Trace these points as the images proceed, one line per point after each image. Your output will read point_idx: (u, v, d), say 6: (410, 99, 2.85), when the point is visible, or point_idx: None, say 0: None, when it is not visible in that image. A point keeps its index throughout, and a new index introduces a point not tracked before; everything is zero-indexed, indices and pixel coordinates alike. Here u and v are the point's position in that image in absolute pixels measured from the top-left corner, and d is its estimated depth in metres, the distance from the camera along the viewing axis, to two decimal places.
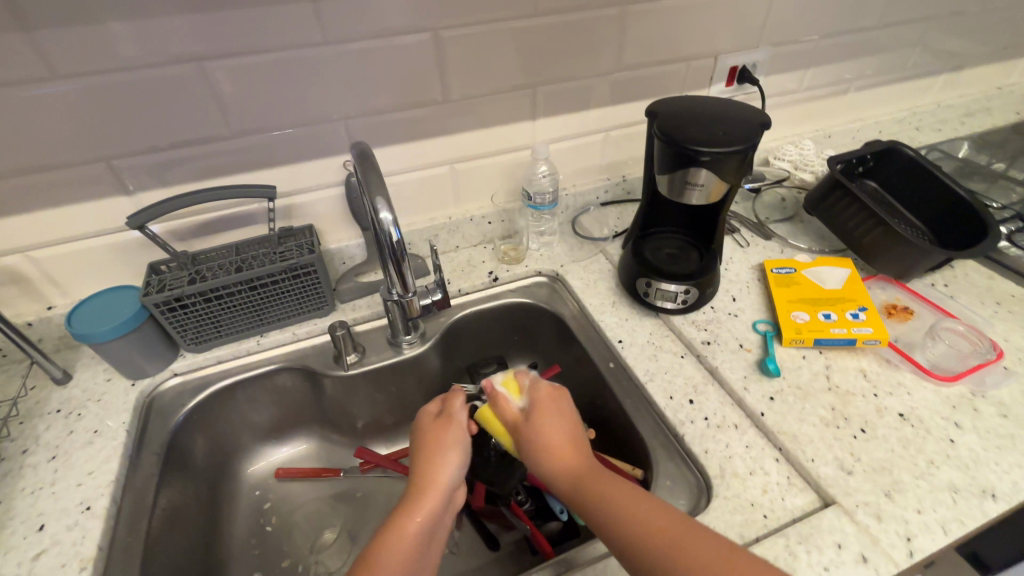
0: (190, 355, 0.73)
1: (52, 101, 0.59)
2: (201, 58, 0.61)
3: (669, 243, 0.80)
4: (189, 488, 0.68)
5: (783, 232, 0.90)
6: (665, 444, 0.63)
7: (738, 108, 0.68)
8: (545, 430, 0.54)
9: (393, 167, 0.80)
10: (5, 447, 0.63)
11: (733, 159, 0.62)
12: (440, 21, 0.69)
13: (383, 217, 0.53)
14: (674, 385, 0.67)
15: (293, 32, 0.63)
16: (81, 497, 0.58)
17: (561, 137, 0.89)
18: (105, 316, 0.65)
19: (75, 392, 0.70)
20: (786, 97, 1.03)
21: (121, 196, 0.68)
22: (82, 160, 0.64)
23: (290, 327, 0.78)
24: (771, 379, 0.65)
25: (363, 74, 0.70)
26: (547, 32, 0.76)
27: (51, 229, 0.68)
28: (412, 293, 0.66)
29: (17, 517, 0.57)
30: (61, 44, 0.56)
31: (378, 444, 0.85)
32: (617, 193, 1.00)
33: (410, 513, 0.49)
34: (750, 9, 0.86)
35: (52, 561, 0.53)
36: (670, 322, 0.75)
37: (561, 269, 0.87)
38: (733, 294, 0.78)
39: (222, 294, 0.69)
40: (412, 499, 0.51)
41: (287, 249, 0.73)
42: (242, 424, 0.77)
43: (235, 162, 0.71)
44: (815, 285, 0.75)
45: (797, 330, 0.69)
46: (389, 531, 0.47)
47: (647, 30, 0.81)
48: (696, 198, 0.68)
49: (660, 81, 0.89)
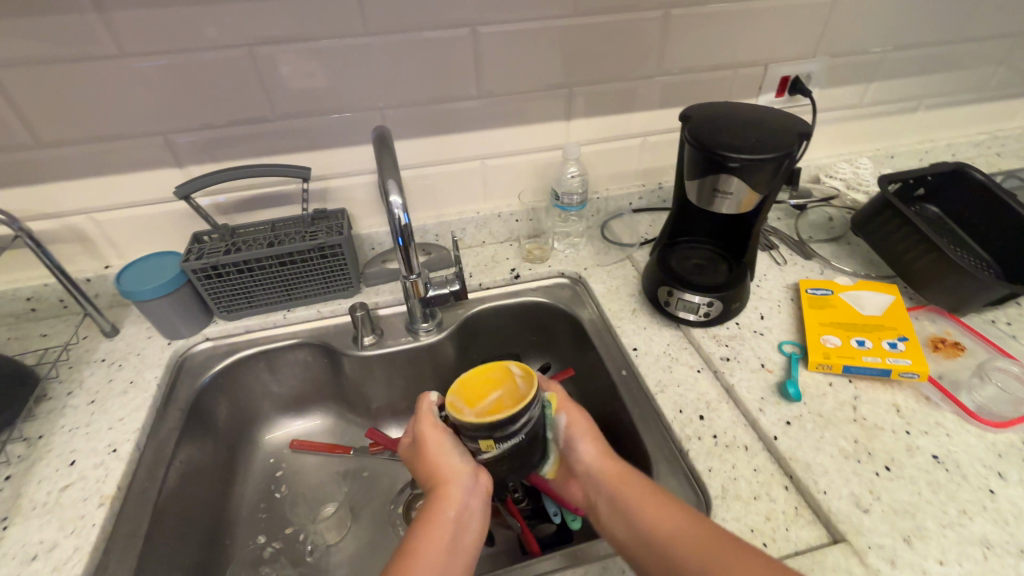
0: (222, 322, 0.78)
1: (120, 77, 0.65)
2: (251, 43, 0.66)
3: (697, 253, 0.77)
4: (208, 446, 0.72)
5: (827, 253, 0.85)
6: (669, 457, 0.60)
7: (778, 116, 0.65)
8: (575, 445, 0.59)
9: (426, 158, 0.82)
10: (54, 387, 0.70)
11: (767, 168, 0.59)
12: (479, 17, 0.70)
13: (393, 201, 0.54)
14: (685, 398, 0.64)
15: (337, 22, 0.67)
16: (109, 440, 0.63)
17: (596, 139, 0.88)
18: (149, 277, 0.71)
19: (119, 345, 0.76)
20: (844, 112, 0.97)
21: (174, 168, 0.74)
22: (143, 133, 0.70)
23: (315, 305, 0.81)
24: (790, 404, 0.62)
25: (401, 65, 0.72)
26: (587, 32, 0.76)
27: (112, 194, 0.74)
28: (415, 274, 0.69)
29: (53, 450, 0.62)
30: (131, 24, 0.62)
31: (389, 427, 0.87)
32: (652, 201, 0.98)
33: (430, 517, 0.51)
34: (806, 17, 0.82)
35: (76, 494, 0.58)
36: (689, 334, 0.72)
37: (584, 272, 0.85)
38: (762, 311, 0.74)
39: (254, 266, 0.73)
40: (427, 506, 0.52)
41: (318, 229, 0.76)
42: (264, 392, 0.81)
43: (277, 143, 0.75)
44: (852, 310, 0.70)
45: (825, 355, 0.64)
46: (417, 540, 0.49)
47: (692, 34, 0.79)
48: (726, 208, 0.65)
49: (704, 88, 0.87)
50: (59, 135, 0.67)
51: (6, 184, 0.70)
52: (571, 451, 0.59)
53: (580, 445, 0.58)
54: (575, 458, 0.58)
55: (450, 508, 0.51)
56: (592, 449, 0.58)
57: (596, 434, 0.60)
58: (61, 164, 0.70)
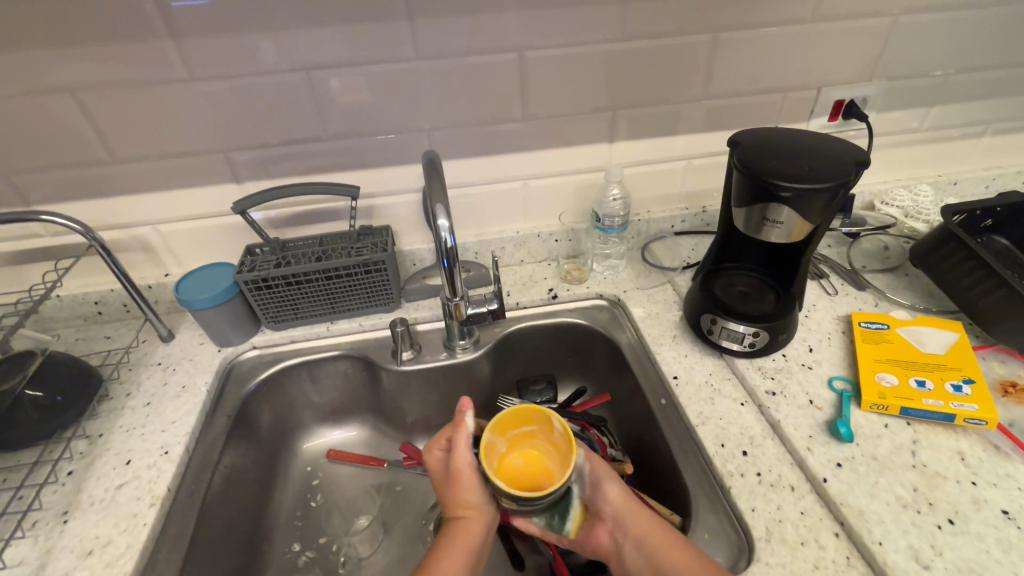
0: (270, 332, 0.81)
1: (190, 99, 0.69)
2: (309, 68, 0.69)
3: (743, 280, 0.75)
4: (251, 452, 0.75)
5: (882, 283, 0.81)
6: (710, 493, 0.58)
7: (833, 144, 0.63)
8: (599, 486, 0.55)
9: (469, 178, 0.84)
10: (115, 387, 0.74)
11: (821, 197, 0.57)
12: (527, 42, 0.72)
13: (440, 223, 0.56)
14: (727, 432, 0.62)
15: (391, 48, 0.69)
16: (161, 442, 0.66)
17: (640, 162, 0.88)
18: (205, 287, 0.74)
19: (174, 349, 0.80)
20: (902, 136, 0.93)
21: (233, 184, 0.78)
22: (207, 151, 0.74)
23: (357, 319, 0.83)
24: (841, 444, 0.59)
25: (449, 89, 0.74)
26: (633, 56, 0.76)
27: (176, 208, 0.79)
28: (458, 297, 0.70)
29: (111, 449, 0.66)
30: (203, 51, 0.66)
31: (423, 442, 0.88)
32: (695, 224, 0.96)
33: (460, 528, 0.53)
34: (862, 40, 0.80)
35: (130, 493, 0.61)
36: (732, 365, 0.70)
37: (623, 294, 0.85)
38: (810, 344, 0.71)
39: (302, 280, 0.76)
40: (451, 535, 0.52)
41: (363, 246, 0.79)
42: (304, 401, 0.83)
43: (329, 162, 0.78)
44: (911, 346, 0.66)
45: (881, 394, 0.61)
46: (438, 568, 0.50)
47: (741, 57, 0.78)
48: (775, 236, 0.63)
49: (753, 111, 0.85)
50: (132, 152, 0.72)
51: (83, 196, 0.75)
52: (596, 493, 0.55)
53: (607, 487, 0.56)
54: (603, 503, 0.55)
55: (476, 540, 0.52)
56: (619, 491, 0.55)
57: (621, 480, 0.57)
58: (132, 179, 0.75)
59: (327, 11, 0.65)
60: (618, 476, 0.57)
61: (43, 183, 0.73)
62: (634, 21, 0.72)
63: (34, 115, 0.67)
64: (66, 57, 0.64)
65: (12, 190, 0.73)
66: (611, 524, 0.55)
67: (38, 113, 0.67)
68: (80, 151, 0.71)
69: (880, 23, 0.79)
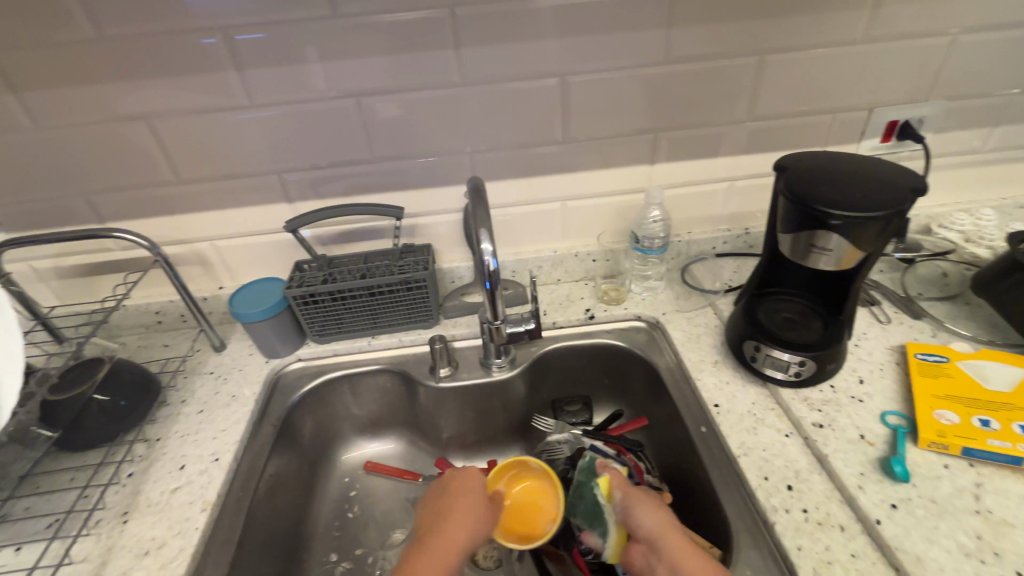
0: (314, 345, 0.84)
1: (250, 125, 0.74)
2: (360, 94, 0.72)
3: (788, 306, 0.73)
4: (294, 461, 0.78)
5: (940, 312, 0.77)
6: (752, 529, 0.56)
7: (886, 169, 0.61)
8: (633, 510, 0.58)
9: (509, 199, 0.85)
10: (171, 394, 0.78)
11: (872, 225, 0.56)
12: (569, 67, 0.73)
13: (484, 247, 0.57)
14: (771, 465, 0.60)
15: (437, 75, 0.72)
16: (212, 449, 0.70)
17: (681, 183, 0.87)
18: (256, 301, 0.78)
19: (226, 359, 0.84)
20: (962, 157, 0.89)
21: (285, 203, 0.82)
22: (263, 173, 0.78)
23: (397, 334, 0.85)
24: (896, 483, 0.56)
25: (492, 113, 0.76)
26: (676, 79, 0.75)
27: (232, 225, 0.83)
28: (499, 320, 0.71)
29: (167, 454, 0.69)
30: (263, 80, 0.70)
31: (457, 458, 0.88)
32: (737, 245, 0.94)
33: (433, 539, 0.58)
34: (918, 60, 0.77)
35: (183, 497, 0.64)
36: (777, 394, 0.68)
37: (662, 317, 0.84)
38: (861, 375, 0.68)
39: (346, 296, 0.79)
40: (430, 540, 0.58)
41: (405, 263, 0.81)
42: (344, 413, 0.86)
43: (375, 183, 0.81)
44: (973, 381, 0.62)
45: (940, 432, 0.58)
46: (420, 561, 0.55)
47: (788, 78, 0.77)
48: (824, 264, 0.61)
49: (800, 133, 0.83)
50: (195, 173, 0.77)
51: (150, 213, 0.81)
52: (629, 516, 0.58)
53: (640, 511, 0.58)
54: (636, 526, 0.57)
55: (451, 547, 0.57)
56: (652, 516, 0.57)
57: (657, 505, 0.58)
58: (194, 198, 0.80)
59: (378, 41, 0.68)
60: (654, 501, 0.59)
61: (115, 202, 0.79)
62: (677, 45, 0.72)
63: (111, 140, 0.73)
64: (142, 88, 0.69)
65: (88, 208, 0.79)
66: (646, 547, 0.56)
67: (115, 139, 0.73)
68: (149, 172, 0.77)
69: (936, 43, 0.76)
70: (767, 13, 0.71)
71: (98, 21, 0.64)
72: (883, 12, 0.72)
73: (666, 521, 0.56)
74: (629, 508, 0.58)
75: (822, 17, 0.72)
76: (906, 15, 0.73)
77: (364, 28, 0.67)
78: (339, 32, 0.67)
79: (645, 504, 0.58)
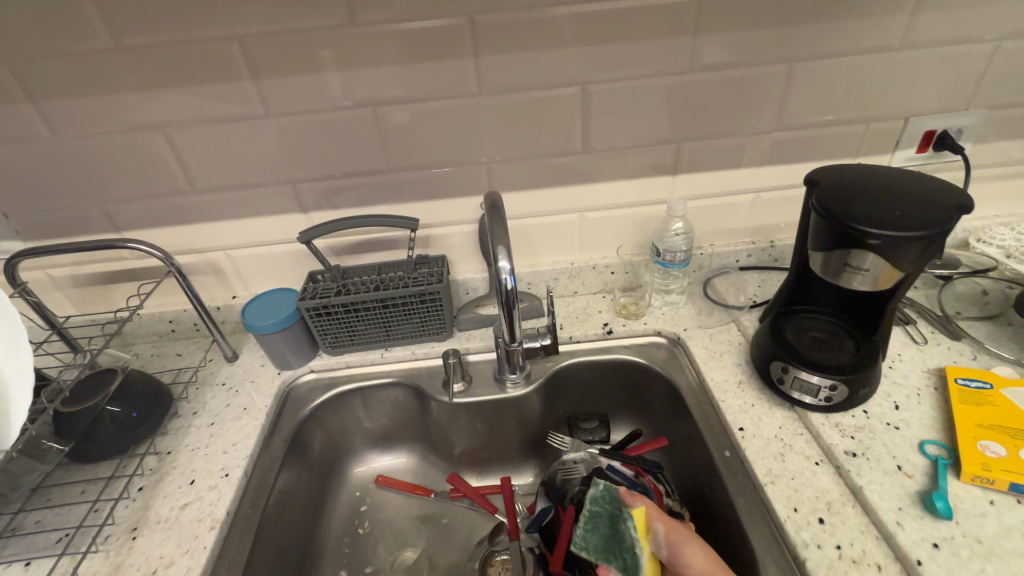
0: (326, 356, 0.83)
1: (265, 134, 0.73)
2: (376, 104, 0.71)
3: (817, 325, 0.69)
4: (305, 476, 0.76)
5: (981, 333, 0.73)
6: (782, 564, 0.53)
7: (927, 185, 0.58)
8: (678, 548, 0.54)
9: (526, 210, 0.83)
10: (183, 405, 0.78)
11: (914, 246, 0.52)
12: (590, 76, 0.71)
13: (501, 265, 0.56)
14: (801, 495, 0.57)
15: (455, 84, 0.70)
16: (222, 464, 0.69)
17: (703, 194, 0.84)
18: (269, 312, 0.77)
19: (238, 370, 0.83)
20: (1003, 169, 0.85)
21: (299, 213, 0.81)
22: (277, 182, 0.77)
23: (410, 346, 0.84)
24: (938, 521, 0.52)
25: (510, 123, 0.74)
26: (701, 88, 0.73)
27: (246, 234, 0.83)
28: (515, 341, 0.69)
29: (177, 468, 0.69)
30: (278, 89, 0.69)
31: (470, 474, 0.86)
32: (762, 259, 0.91)
33: None
34: (958, 68, 0.73)
35: (192, 514, 0.63)
36: (806, 419, 0.64)
37: (683, 333, 0.81)
38: (896, 400, 0.65)
39: (360, 307, 0.77)
40: None
41: (420, 275, 0.79)
42: (356, 426, 0.84)
43: (390, 193, 0.79)
44: (1019, 411, 0.58)
45: (985, 466, 0.54)
46: None
47: (819, 87, 0.74)
48: (858, 284, 0.58)
49: (830, 143, 0.80)
50: (210, 183, 0.77)
51: (165, 222, 0.80)
52: (673, 556, 0.54)
53: (686, 551, 0.54)
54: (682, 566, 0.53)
55: None
56: (701, 557, 0.53)
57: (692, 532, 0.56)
58: (209, 207, 0.79)
59: (395, 51, 0.67)
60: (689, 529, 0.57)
61: (131, 211, 0.79)
62: (703, 54, 0.70)
63: (127, 149, 0.73)
64: (158, 97, 0.69)
65: (105, 217, 0.79)
66: None
67: (130, 148, 0.73)
68: (165, 181, 0.76)
69: (979, 49, 0.72)
70: (799, 19, 0.68)
71: (116, 30, 0.64)
72: (922, 18, 0.69)
73: (714, 560, 0.53)
74: (673, 546, 0.55)
75: (857, 24, 0.69)
76: (947, 21, 0.69)
77: (381, 37, 0.66)
78: (356, 40, 0.66)
79: (688, 539, 0.55)
